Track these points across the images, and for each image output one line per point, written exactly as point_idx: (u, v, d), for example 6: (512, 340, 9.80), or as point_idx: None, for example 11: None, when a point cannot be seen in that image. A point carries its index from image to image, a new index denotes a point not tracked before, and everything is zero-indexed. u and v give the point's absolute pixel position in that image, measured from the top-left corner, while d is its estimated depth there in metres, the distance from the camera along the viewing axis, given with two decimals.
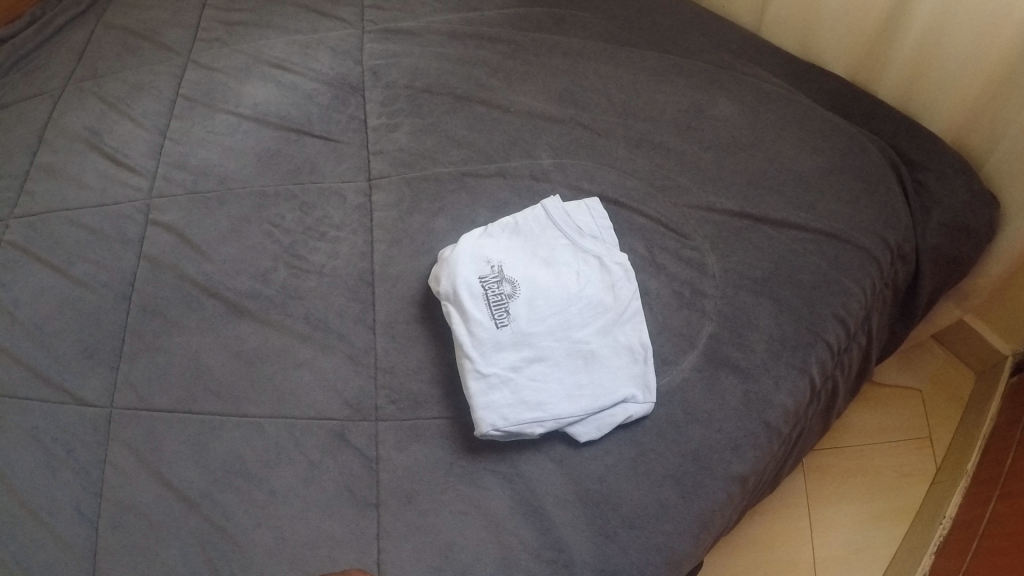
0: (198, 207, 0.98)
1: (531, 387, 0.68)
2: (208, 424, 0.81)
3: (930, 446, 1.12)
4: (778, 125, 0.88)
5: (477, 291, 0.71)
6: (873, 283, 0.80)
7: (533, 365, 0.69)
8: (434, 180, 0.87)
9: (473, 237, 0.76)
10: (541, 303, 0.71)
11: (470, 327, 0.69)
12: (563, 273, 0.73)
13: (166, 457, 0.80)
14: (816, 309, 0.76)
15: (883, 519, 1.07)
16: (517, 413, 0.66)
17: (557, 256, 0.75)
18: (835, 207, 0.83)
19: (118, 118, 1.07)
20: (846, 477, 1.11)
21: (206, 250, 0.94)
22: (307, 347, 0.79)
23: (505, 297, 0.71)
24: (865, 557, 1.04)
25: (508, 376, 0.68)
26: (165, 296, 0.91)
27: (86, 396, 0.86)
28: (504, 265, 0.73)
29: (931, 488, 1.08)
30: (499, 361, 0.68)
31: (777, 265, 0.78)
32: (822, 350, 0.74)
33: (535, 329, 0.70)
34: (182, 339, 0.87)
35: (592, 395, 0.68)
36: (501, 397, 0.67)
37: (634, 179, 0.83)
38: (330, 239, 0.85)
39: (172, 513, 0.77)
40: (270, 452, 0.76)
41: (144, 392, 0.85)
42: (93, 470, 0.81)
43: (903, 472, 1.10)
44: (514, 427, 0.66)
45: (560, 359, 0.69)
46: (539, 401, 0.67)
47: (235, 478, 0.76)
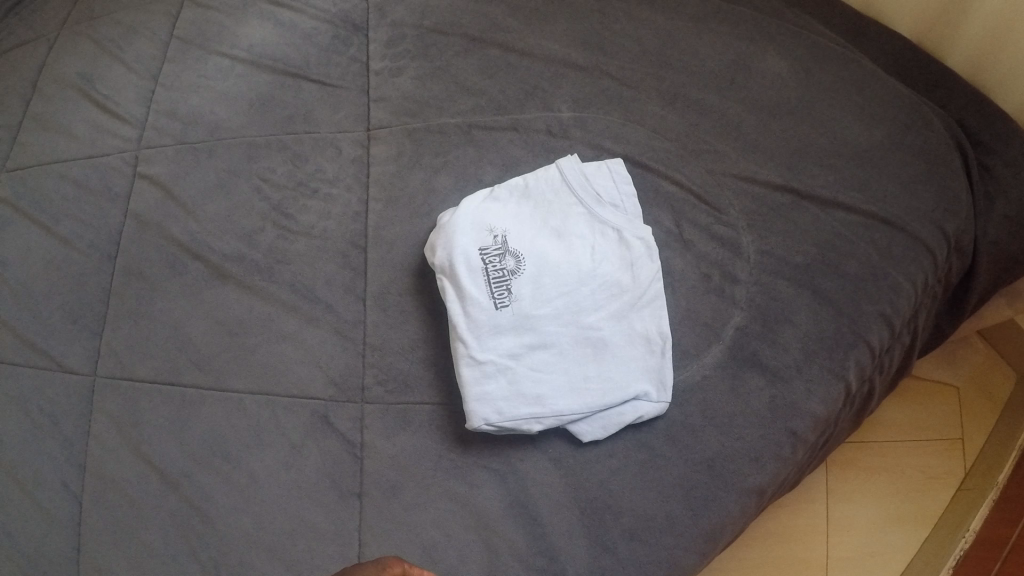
0: (187, 161, 0.90)
1: (531, 378, 0.61)
2: (190, 398, 0.76)
3: (961, 448, 1.01)
4: (833, 89, 0.76)
5: (476, 264, 0.63)
6: (925, 280, 0.71)
7: (535, 354, 0.62)
8: (438, 131, 0.78)
9: (475, 200, 0.67)
10: (547, 282, 0.63)
11: (466, 307, 0.62)
12: (575, 248, 0.65)
13: (147, 431, 0.76)
14: (861, 305, 0.67)
15: (905, 523, 0.98)
16: (513, 407, 0.60)
17: (570, 227, 0.66)
18: (891, 187, 0.73)
19: (108, 62, 0.99)
20: (869, 474, 1.01)
21: (193, 208, 0.87)
22: (292, 317, 0.73)
23: (508, 275, 0.63)
24: (881, 562, 0.96)
25: (506, 364, 0.61)
26: (150, 258, 0.85)
27: (70, 362, 0.82)
28: (508, 237, 0.65)
29: (958, 493, 0.98)
30: (497, 347, 0.62)
31: (820, 250, 0.68)
32: (863, 353, 0.66)
33: (538, 312, 0.63)
34: (167, 305, 0.82)
35: (598, 390, 0.61)
36: (497, 389, 0.61)
37: (664, 141, 0.73)
38: (322, 196, 0.77)
39: (153, 491, 0.73)
40: (251, 433, 0.72)
41: (128, 361, 0.80)
42: (77, 441, 0.78)
43: (931, 474, 1.00)
44: (509, 422, 0.60)
45: (565, 348, 0.62)
46: (538, 394, 0.61)
47: (218, 458, 0.72)
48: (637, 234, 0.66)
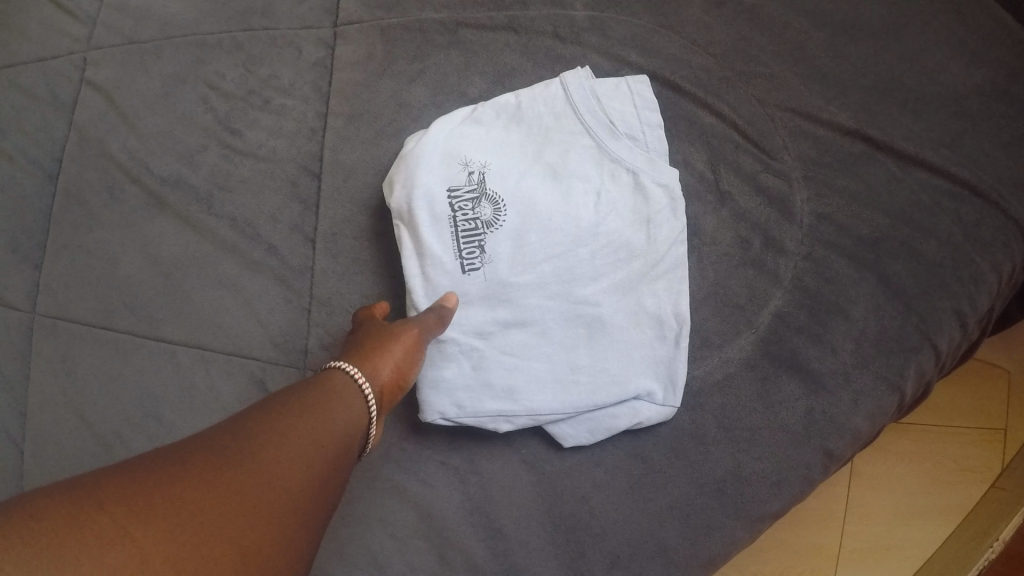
0: (133, 61, 0.76)
1: (503, 367, 0.50)
2: (122, 347, 0.65)
3: (1002, 439, 0.81)
4: (934, 5, 0.58)
5: (441, 211, 0.50)
6: (1015, 270, 0.56)
7: (510, 334, 0.50)
8: (417, 29, 0.62)
9: (448, 123, 0.52)
10: (533, 243, 0.50)
11: (426, 267, 0.50)
12: (573, 199, 0.51)
13: (79, 383, 0.66)
14: (934, 299, 0.53)
15: (920, 519, 0.81)
16: (476, 400, 0.50)
17: (569, 170, 0.52)
18: (993, 145, 0.56)
19: None
20: (886, 459, 0.83)
21: (136, 122, 0.73)
22: (233, 259, 0.62)
23: (482, 230, 0.50)
24: (888, 558, 0.81)
25: (472, 345, 0.50)
26: (88, 179, 0.73)
27: (7, 296, 0.71)
28: (485, 177, 0.51)
29: (990, 491, 0.80)
30: (462, 322, 0.50)
31: (893, 222, 0.54)
32: (927, 359, 0.52)
33: (518, 281, 0.50)
34: (102, 237, 0.70)
35: (587, 385, 0.50)
36: (459, 375, 0.50)
37: (706, 60, 0.57)
38: (274, 109, 0.64)
39: (86, 449, 0.64)
40: (184, 393, 0.62)
41: (63, 300, 0.69)
42: (16, 385, 0.68)
43: (960, 466, 0.81)
44: (471, 416, 0.50)
45: (548, 331, 0.50)
46: (509, 386, 0.50)
47: (150, 420, 0.63)
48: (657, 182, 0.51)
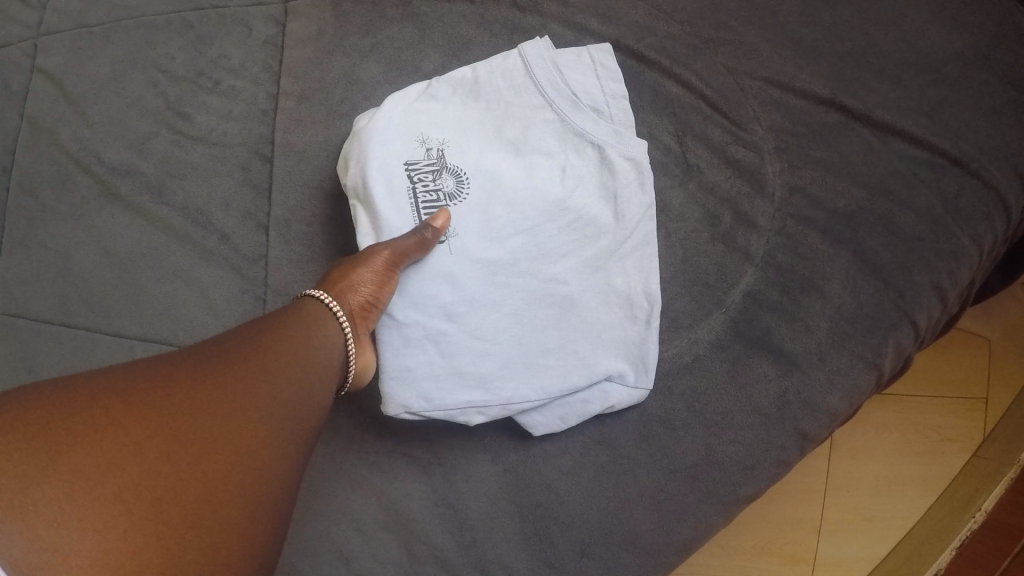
0: (81, 45, 0.72)
1: (470, 354, 0.48)
2: (81, 345, 0.63)
3: (984, 411, 0.81)
4: None
5: (399, 183, 0.48)
6: (994, 243, 0.55)
7: (479, 314, 0.48)
8: (371, 3, 0.59)
9: (404, 99, 0.50)
10: (498, 221, 0.48)
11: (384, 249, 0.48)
12: (538, 173, 0.49)
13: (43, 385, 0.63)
14: (913, 273, 0.51)
15: (907, 490, 0.81)
16: (441, 390, 0.48)
17: (532, 144, 0.50)
18: (971, 113, 0.54)
19: None
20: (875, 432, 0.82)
21: (86, 110, 0.70)
22: (186, 250, 0.59)
23: (442, 205, 0.48)
24: (875, 529, 0.80)
25: (439, 327, 0.48)
26: (40, 172, 0.69)
27: None
28: (445, 149, 0.49)
29: (973, 461, 0.80)
30: (423, 307, 0.48)
31: (871, 196, 0.52)
32: (905, 336, 0.51)
33: (486, 256, 0.48)
34: (55, 231, 0.67)
35: (558, 368, 0.48)
36: (423, 363, 0.48)
37: (672, 28, 0.55)
38: (224, 90, 0.61)
39: None
40: None
41: (20, 297, 0.66)
42: None
43: (945, 437, 0.81)
44: (437, 406, 0.48)
45: (516, 313, 0.48)
46: (477, 373, 0.48)
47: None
48: (625, 156, 0.50)
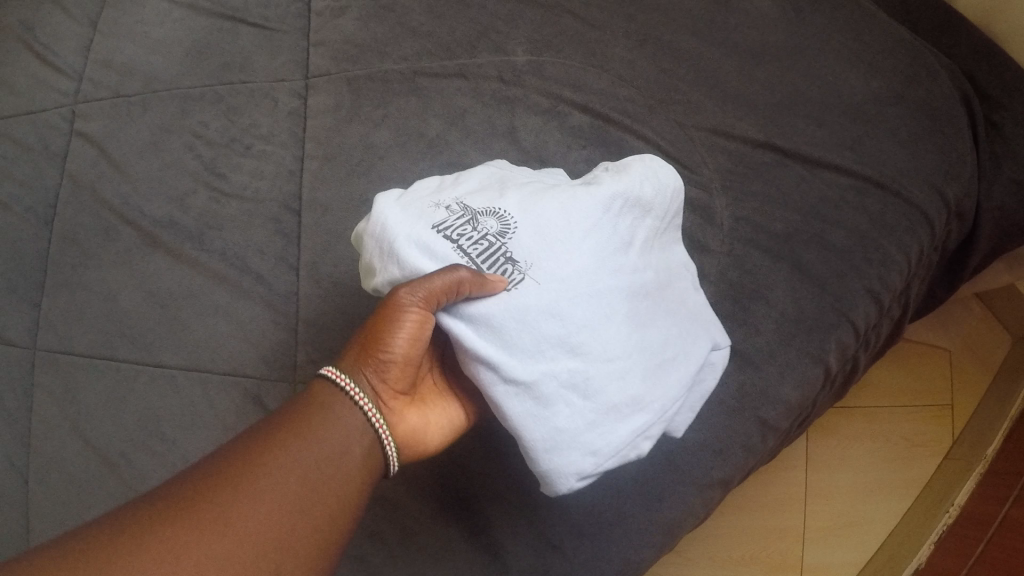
0: (120, 114, 0.86)
1: (606, 392, 0.49)
2: (124, 375, 0.72)
3: (949, 417, 1.09)
4: (824, 33, 0.68)
5: (442, 249, 0.50)
6: (920, 251, 0.64)
7: (594, 338, 0.49)
8: (381, 80, 0.71)
9: (393, 195, 0.53)
10: (565, 269, 0.49)
11: (476, 342, 0.49)
12: (586, 217, 0.50)
13: (85, 411, 0.73)
14: (846, 280, 0.61)
15: (888, 495, 1.07)
16: (604, 436, 0.49)
17: (559, 188, 0.52)
18: (887, 145, 0.65)
19: (52, 9, 0.97)
20: (852, 442, 1.10)
21: (125, 167, 0.80)
22: (223, 289, 0.69)
23: (498, 245, 0.50)
24: (863, 528, 1.06)
25: (572, 373, 0.49)
26: (81, 222, 0.81)
27: (8, 335, 0.80)
28: (466, 207, 0.52)
29: (942, 463, 1.07)
30: (546, 379, 0.48)
31: (805, 217, 0.62)
32: (845, 334, 0.60)
33: (571, 274, 0.49)
34: (99, 275, 0.77)
35: (673, 363, 0.52)
36: (577, 422, 0.49)
37: (631, 90, 0.66)
38: (256, 153, 0.72)
39: (93, 472, 0.72)
40: (185, 413, 0.68)
41: (62, 332, 0.78)
42: (20, 417, 0.77)
43: (914, 443, 1.08)
44: (614, 449, 0.50)
45: (626, 340, 0.50)
46: (622, 403, 0.49)
47: (155, 440, 0.69)
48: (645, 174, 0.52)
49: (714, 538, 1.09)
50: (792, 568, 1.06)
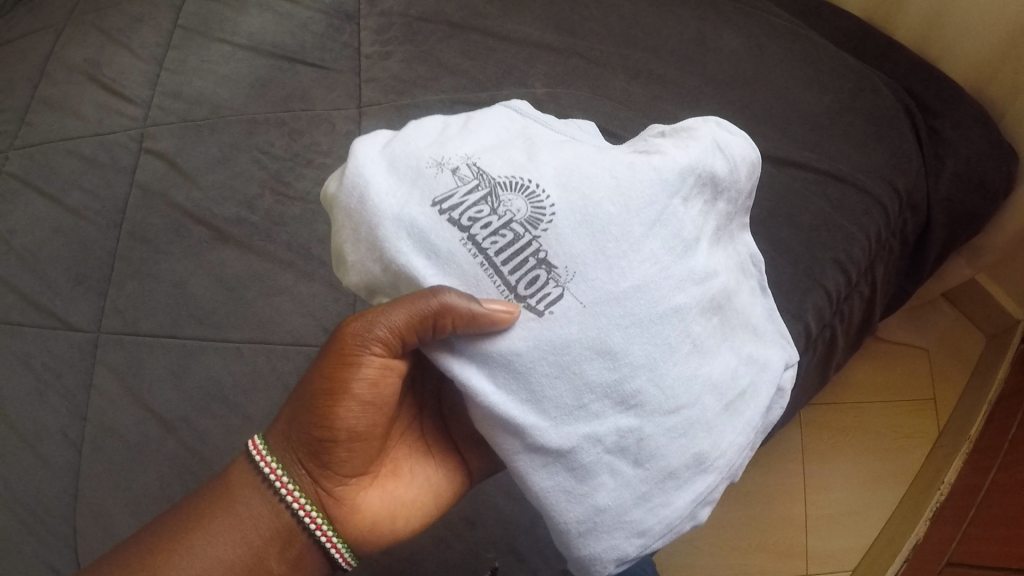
0: (189, 135, 1.02)
1: (653, 461, 0.56)
2: (188, 349, 0.85)
3: (933, 410, 1.18)
4: (784, 64, 0.84)
5: (437, 224, 0.55)
6: (879, 232, 0.78)
7: (642, 395, 0.55)
8: (423, 107, 0.86)
9: (381, 167, 0.57)
10: (618, 324, 0.54)
11: (528, 411, 0.55)
12: (660, 220, 0.55)
13: (146, 381, 0.86)
14: (816, 253, 0.76)
15: (881, 483, 1.15)
16: (648, 505, 0.57)
17: (615, 168, 0.56)
18: (842, 147, 0.80)
19: (116, 50, 1.14)
20: (843, 436, 1.18)
21: (194, 176, 0.93)
22: (288, 273, 0.83)
23: (505, 229, 0.55)
24: (860, 517, 1.13)
25: (623, 438, 0.55)
26: (154, 224, 0.92)
27: (76, 321, 0.95)
28: (467, 182, 0.56)
29: (931, 451, 1.15)
30: (596, 450, 0.55)
31: (776, 205, 0.77)
32: (819, 297, 0.75)
33: (616, 313, 0.54)
34: (170, 266, 0.90)
35: (731, 419, 0.60)
36: (620, 493, 0.56)
37: (628, 110, 0.82)
38: (317, 166, 0.87)
39: (152, 436, 0.84)
40: (247, 378, 0.81)
41: (128, 318, 0.90)
42: (77, 394, 0.90)
43: (903, 435, 1.17)
44: (667, 514, 0.58)
45: (675, 405, 0.56)
46: (664, 473, 0.57)
47: (216, 406, 0.82)
48: (721, 143, 0.59)
49: (718, 529, 1.14)
50: (798, 556, 1.11)
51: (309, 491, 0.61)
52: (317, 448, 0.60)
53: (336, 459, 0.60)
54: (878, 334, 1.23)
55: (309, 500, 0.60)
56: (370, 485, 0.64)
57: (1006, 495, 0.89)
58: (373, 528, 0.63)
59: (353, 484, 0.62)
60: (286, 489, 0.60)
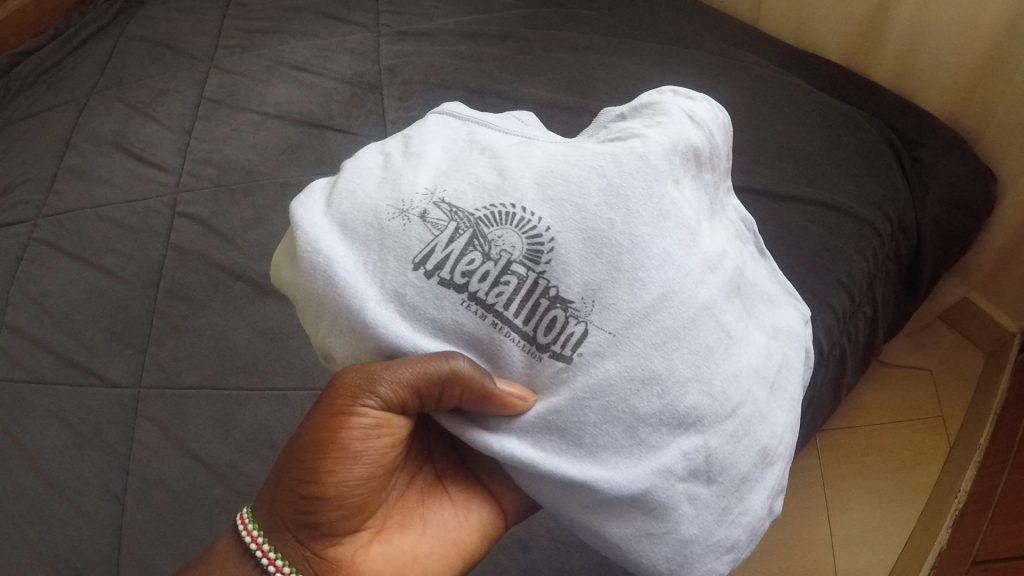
0: (223, 200, 1.09)
1: (724, 473, 0.63)
2: (233, 399, 0.95)
3: (943, 425, 1.22)
4: (776, 110, 0.94)
5: (431, 287, 0.60)
6: (875, 253, 0.85)
7: (694, 408, 0.61)
8: None
9: (340, 248, 0.61)
10: (653, 345, 0.60)
11: (590, 465, 0.60)
12: (662, 221, 0.61)
13: (192, 432, 0.94)
14: (821, 276, 0.82)
15: (900, 499, 1.17)
16: (729, 517, 0.64)
17: (602, 172, 0.61)
18: (835, 180, 0.88)
19: (143, 122, 1.22)
20: (858, 456, 1.22)
21: (231, 237, 1.05)
22: None
23: (502, 275, 0.61)
24: (884, 534, 1.15)
25: (692, 460, 0.61)
26: (193, 282, 1.04)
27: (116, 378, 0.99)
28: (442, 233, 0.61)
29: (945, 465, 1.18)
30: (671, 482, 0.61)
31: (781, 234, 0.85)
32: (827, 315, 0.81)
33: (644, 331, 0.60)
34: (210, 319, 1.01)
35: (781, 400, 0.68)
36: (703, 515, 0.63)
37: None
38: None
39: (199, 483, 0.91)
40: (295, 422, 0.92)
41: (172, 373, 0.98)
42: (120, 447, 0.95)
43: (916, 451, 1.21)
44: (749, 512, 0.65)
45: (727, 411, 0.62)
46: (736, 480, 0.64)
47: (263, 450, 0.91)
48: (693, 114, 0.68)
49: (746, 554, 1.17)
50: None
51: (303, 564, 0.62)
52: (312, 518, 0.61)
53: (325, 520, 0.61)
54: (881, 357, 1.29)
55: (293, 569, 0.62)
56: (373, 540, 0.66)
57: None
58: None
59: (349, 542, 0.64)
60: (267, 557, 0.62)
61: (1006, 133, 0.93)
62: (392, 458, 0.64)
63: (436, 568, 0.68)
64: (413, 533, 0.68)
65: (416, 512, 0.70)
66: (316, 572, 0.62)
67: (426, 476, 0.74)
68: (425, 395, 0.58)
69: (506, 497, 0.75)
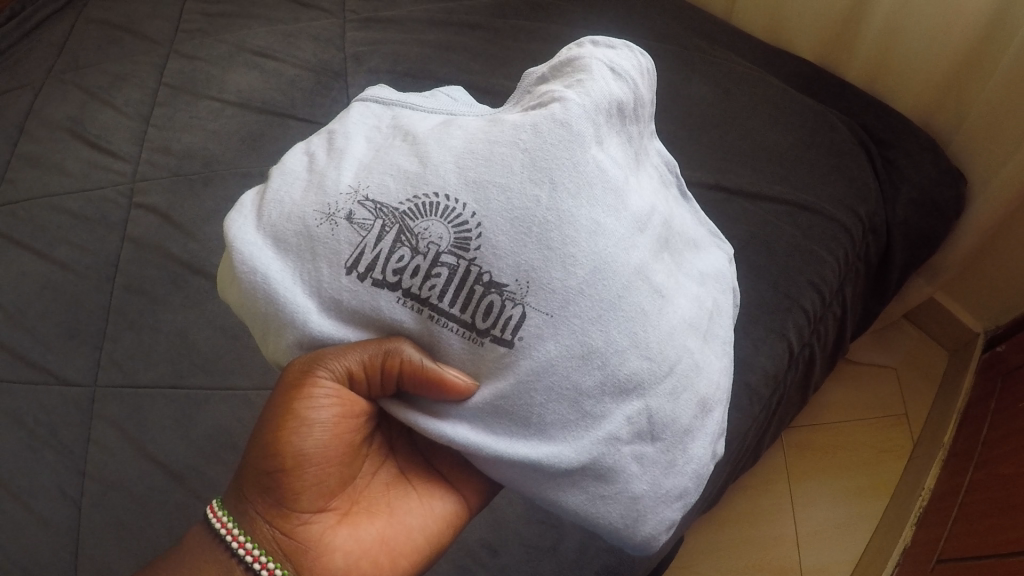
0: (182, 190, 1.04)
1: (667, 430, 0.62)
2: (193, 399, 0.91)
3: (908, 423, 1.24)
4: (750, 107, 0.93)
5: (363, 288, 0.59)
6: (846, 254, 0.84)
7: (632, 375, 0.59)
8: None
9: (267, 259, 0.59)
10: (591, 323, 0.58)
11: (540, 443, 0.59)
12: (588, 190, 0.58)
13: (151, 433, 0.89)
14: (793, 278, 0.81)
15: (865, 497, 1.19)
16: (676, 469, 0.64)
17: (529, 138, 0.58)
18: (808, 180, 0.88)
19: (100, 107, 1.16)
20: (826, 454, 1.23)
21: (190, 229, 1.01)
22: None
23: (431, 266, 0.58)
24: (849, 531, 1.16)
25: (633, 424, 0.60)
26: (151, 276, 0.99)
27: (71, 375, 0.95)
28: (367, 228, 0.59)
29: (909, 463, 1.20)
30: (617, 447, 0.60)
31: (753, 234, 0.84)
32: (798, 317, 0.80)
33: (580, 308, 0.57)
34: (167, 315, 0.96)
35: (715, 352, 0.68)
36: (650, 472, 0.62)
37: None
38: None
39: (159, 486, 0.87)
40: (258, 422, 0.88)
41: (129, 370, 0.93)
42: (75, 449, 0.90)
43: (881, 449, 1.22)
44: (696, 461, 0.65)
45: (665, 371, 0.61)
46: (681, 434, 0.63)
47: (225, 451, 0.87)
48: (614, 68, 0.63)
49: (718, 551, 1.17)
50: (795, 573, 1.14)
51: (272, 546, 0.60)
52: (277, 493, 0.61)
53: (289, 495, 0.61)
54: (851, 357, 1.30)
55: (264, 550, 0.60)
56: (341, 523, 0.63)
57: (987, 492, 0.94)
58: (349, 566, 0.61)
59: (318, 522, 0.62)
60: (239, 543, 0.60)
61: (977, 137, 0.94)
62: (350, 433, 0.64)
63: (406, 553, 0.65)
64: (382, 520, 0.66)
65: (383, 499, 0.68)
66: (287, 555, 0.60)
67: (391, 468, 0.70)
68: (372, 379, 0.60)
69: (468, 487, 0.72)
